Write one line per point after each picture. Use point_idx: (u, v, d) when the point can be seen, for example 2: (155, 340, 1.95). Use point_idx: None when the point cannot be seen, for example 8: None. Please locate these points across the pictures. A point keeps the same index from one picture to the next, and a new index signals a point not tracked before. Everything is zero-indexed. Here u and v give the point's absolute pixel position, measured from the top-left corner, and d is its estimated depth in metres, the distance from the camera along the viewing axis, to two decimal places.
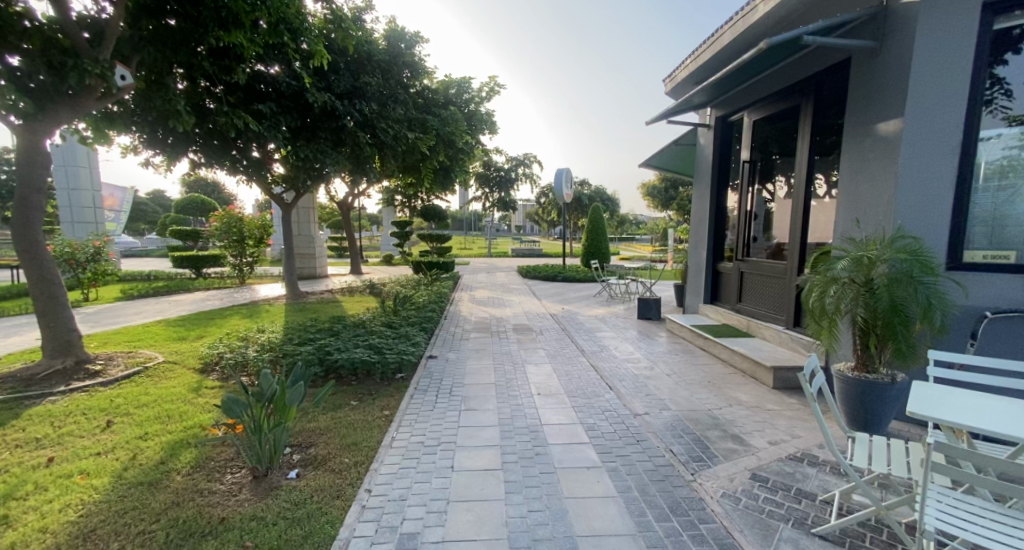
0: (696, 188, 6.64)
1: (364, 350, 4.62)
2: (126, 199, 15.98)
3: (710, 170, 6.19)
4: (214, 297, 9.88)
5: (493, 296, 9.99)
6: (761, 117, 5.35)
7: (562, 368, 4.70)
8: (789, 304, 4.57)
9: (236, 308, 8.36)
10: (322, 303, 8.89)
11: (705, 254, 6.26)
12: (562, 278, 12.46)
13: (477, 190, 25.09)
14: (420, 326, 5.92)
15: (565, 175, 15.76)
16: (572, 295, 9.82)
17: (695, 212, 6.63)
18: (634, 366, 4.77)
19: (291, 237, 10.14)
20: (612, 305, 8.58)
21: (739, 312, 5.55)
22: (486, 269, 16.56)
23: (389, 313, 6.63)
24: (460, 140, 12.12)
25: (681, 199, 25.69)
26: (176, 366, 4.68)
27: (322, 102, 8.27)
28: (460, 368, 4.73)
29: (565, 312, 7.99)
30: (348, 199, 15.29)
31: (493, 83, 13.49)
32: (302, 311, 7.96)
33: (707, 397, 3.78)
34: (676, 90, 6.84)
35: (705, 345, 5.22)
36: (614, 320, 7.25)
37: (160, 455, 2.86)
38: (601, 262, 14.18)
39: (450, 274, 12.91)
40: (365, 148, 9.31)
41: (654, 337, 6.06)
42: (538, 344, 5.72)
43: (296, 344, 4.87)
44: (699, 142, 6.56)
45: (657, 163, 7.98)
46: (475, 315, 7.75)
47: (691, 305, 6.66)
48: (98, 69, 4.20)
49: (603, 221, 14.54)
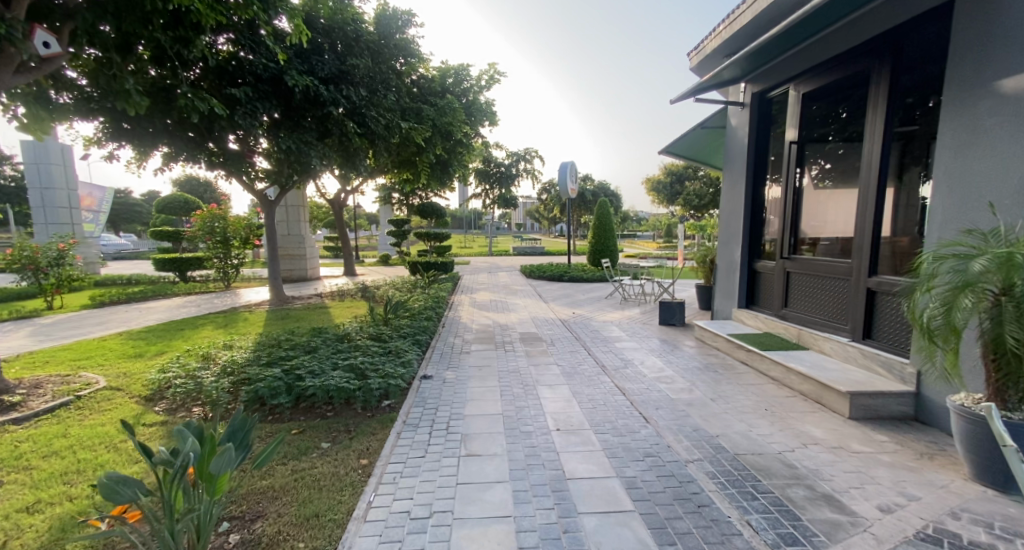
0: (725, 178, 5.89)
1: (343, 373, 3.84)
2: (106, 199, 15.22)
3: (744, 156, 5.42)
4: (192, 304, 9.10)
5: (496, 299, 9.20)
6: (812, 90, 4.58)
7: (582, 391, 3.90)
8: (856, 310, 3.79)
9: (213, 316, 7.57)
10: (309, 309, 8.13)
11: (740, 251, 5.50)
12: (568, 279, 11.67)
13: (476, 186, 24.28)
14: (412, 338, 5.14)
15: (569, 169, 14.95)
16: (581, 298, 9.02)
17: (726, 205, 5.86)
18: (668, 388, 3.96)
19: (276, 236, 9.34)
20: (627, 309, 7.77)
21: (783, 318, 4.78)
22: (487, 269, 15.75)
23: (379, 323, 5.84)
24: (458, 130, 11.33)
25: (688, 194, 24.84)
26: (117, 394, 3.85)
27: (304, 86, 7.60)
28: (459, 392, 3.93)
29: (577, 318, 7.20)
30: (342, 196, 14.50)
31: (493, 70, 12.68)
32: (285, 319, 7.18)
33: (771, 431, 2.99)
34: (702, 65, 6.11)
35: (748, 360, 4.42)
36: (633, 327, 6.44)
37: (41, 543, 2.05)
38: (609, 260, 13.36)
39: (450, 276, 12.13)
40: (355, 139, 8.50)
41: (682, 348, 5.25)
42: (550, 359, 4.92)
43: (264, 365, 4.07)
44: (729, 124, 5.80)
45: (676, 151, 7.20)
46: (477, 322, 6.95)
47: (722, 310, 5.88)
48: (6, 29, 3.36)
49: (611, 217, 13.72)
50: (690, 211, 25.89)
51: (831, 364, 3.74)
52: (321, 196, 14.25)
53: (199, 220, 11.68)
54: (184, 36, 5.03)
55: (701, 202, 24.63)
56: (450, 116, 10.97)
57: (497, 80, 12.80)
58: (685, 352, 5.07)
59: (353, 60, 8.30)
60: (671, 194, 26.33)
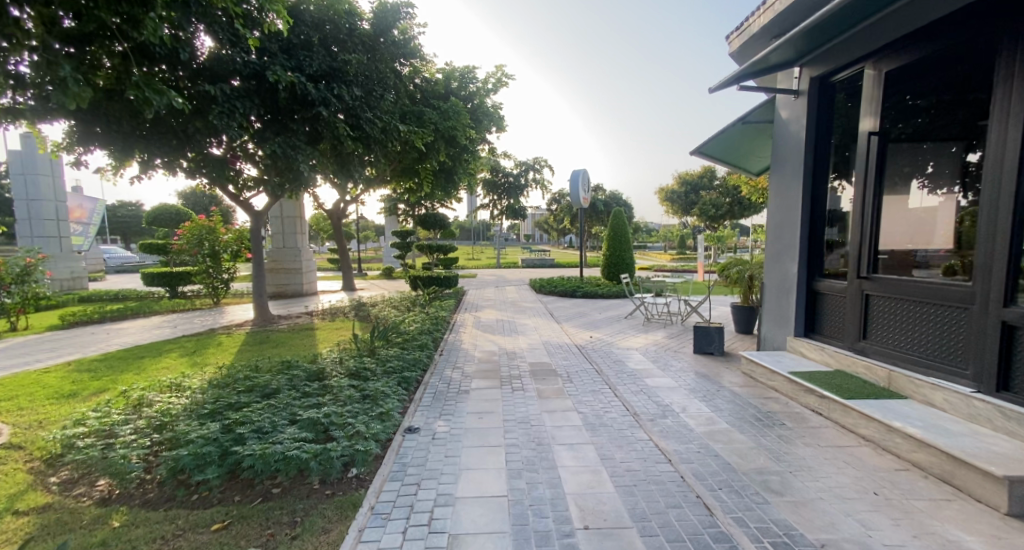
0: (774, 181, 4.99)
1: (300, 431, 2.93)
2: (97, 211, 14.64)
3: (800, 154, 4.53)
4: (170, 323, 8.30)
5: (503, 319, 8.28)
6: (900, 68, 3.67)
7: (613, 455, 2.99)
8: (984, 349, 2.94)
9: (185, 338, 6.75)
10: (294, 332, 7.30)
11: (796, 268, 4.58)
12: (581, 295, 10.77)
13: (484, 195, 23.47)
14: (399, 376, 4.24)
15: (581, 177, 14.08)
16: (597, 318, 8.09)
17: (776, 213, 4.94)
18: (727, 450, 3.03)
19: (261, 250, 8.52)
20: (651, 332, 6.84)
21: (860, 354, 3.82)
22: (494, 283, 14.87)
23: (363, 353, 4.93)
24: (462, 135, 10.53)
25: (704, 204, 23.88)
26: (10, 457, 2.99)
27: (289, 82, 6.85)
28: (452, 455, 3.02)
29: (595, 342, 6.28)
30: (341, 206, 13.73)
31: (501, 72, 11.90)
32: (264, 345, 6.34)
33: (903, 540, 2.14)
34: (743, 50, 5.20)
35: (820, 409, 3.47)
36: (662, 356, 5.48)
37: None
38: (625, 274, 12.42)
39: (453, 292, 11.27)
40: (349, 144, 7.70)
41: (728, 386, 4.30)
42: (568, 401, 4.01)
43: (203, 417, 3.15)
44: (776, 118, 4.92)
45: (709, 152, 6.32)
46: (480, 348, 6.03)
47: (771, 338, 4.95)
48: None
49: (626, 228, 12.78)
50: (706, 221, 24.84)
51: (952, 425, 2.86)
52: (319, 206, 13.49)
53: (187, 232, 10.92)
54: (132, 15, 4.27)
55: (720, 212, 23.54)
56: (454, 120, 10.17)
57: (505, 83, 12.00)
58: (734, 392, 4.12)
59: (345, 55, 7.52)
60: (687, 204, 25.19)
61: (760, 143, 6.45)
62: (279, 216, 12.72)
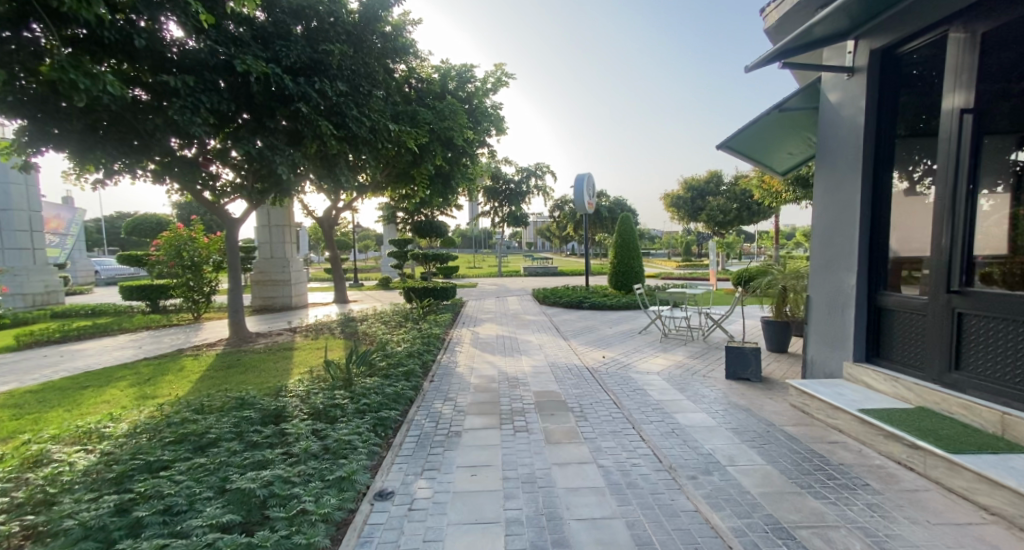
0: (820, 177, 4.21)
1: (220, 514, 2.15)
2: (76, 221, 14.09)
3: (859, 142, 3.74)
4: (137, 342, 7.58)
5: (503, 335, 7.50)
6: (1000, 28, 2.88)
7: (652, 540, 2.23)
8: None
9: (146, 362, 6.02)
10: (271, 353, 6.55)
11: (854, 280, 3.79)
12: (588, 306, 10.01)
13: (484, 203, 22.78)
14: (374, 417, 3.45)
15: (587, 181, 13.34)
16: (609, 333, 7.30)
17: (824, 215, 4.16)
18: (804, 530, 2.25)
19: (238, 261, 7.79)
20: (672, 351, 6.05)
21: (949, 389, 3.06)
22: (495, 293, 14.10)
23: (336, 384, 4.15)
24: (459, 136, 9.82)
25: (711, 209, 23.13)
26: None
27: (262, 74, 6.11)
28: (434, 540, 2.26)
29: (609, 364, 5.50)
30: (332, 214, 13.00)
31: (500, 70, 11.23)
32: (231, 371, 5.58)
33: None
34: (780, 25, 4.44)
35: (911, 463, 2.70)
36: (688, 382, 4.69)
37: None
38: (635, 284, 11.64)
39: (451, 304, 10.50)
40: (333, 145, 6.97)
41: (778, 425, 3.52)
42: (584, 449, 3.22)
43: (96, 494, 2.38)
44: (822, 102, 4.14)
45: (736, 146, 5.59)
46: (477, 373, 5.24)
47: (821, 362, 4.16)
48: None
49: (635, 235, 11.99)
50: (713, 228, 24.09)
51: None
52: (309, 214, 12.77)
53: (164, 242, 10.19)
54: None
55: (726, 218, 22.98)
56: (450, 121, 9.50)
57: (504, 82, 11.29)
58: (788, 434, 3.34)
59: (327, 46, 6.79)
60: (694, 210, 24.43)
61: (793, 134, 5.70)
62: (266, 225, 11.99)
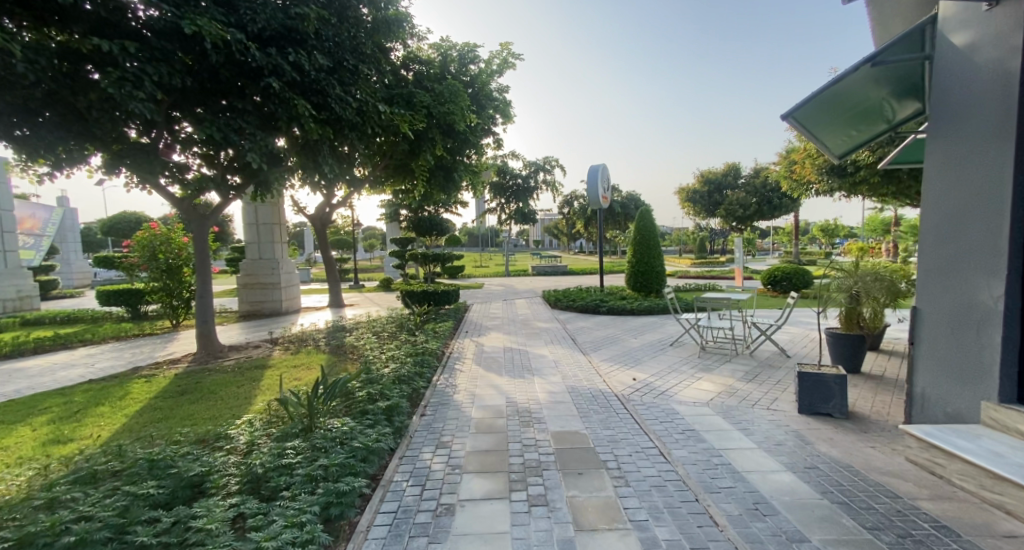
0: (934, 153, 3.14)
1: None
2: (53, 221, 13.27)
3: (1008, 96, 2.67)
4: (93, 358, 6.66)
5: (511, 348, 6.47)
6: None
7: None
8: None
9: (87, 387, 5.08)
10: (237, 373, 5.57)
11: (999, 289, 2.70)
12: (606, 311, 8.96)
13: (491, 199, 21.73)
14: (330, 490, 2.43)
15: (601, 173, 12.27)
16: (634, 346, 6.24)
17: (941, 200, 3.08)
18: None
19: (208, 264, 6.81)
20: (715, 370, 4.99)
21: None
22: (502, 295, 13.07)
23: (293, 429, 3.14)
24: (461, 122, 8.80)
25: (729, 204, 21.94)
26: None
27: (222, 41, 5.10)
28: None
29: (641, 389, 4.46)
30: (325, 211, 12.04)
31: (508, 51, 10.21)
32: (181, 398, 4.63)
33: None
34: None
35: None
36: (750, 417, 3.63)
37: None
38: (655, 286, 10.57)
39: (453, 310, 9.50)
40: (314, 129, 5.99)
41: (906, 495, 2.47)
42: (632, 543, 2.20)
43: None
44: (942, 48, 3.08)
45: (803, 118, 4.50)
46: (479, 404, 4.20)
47: (936, 398, 3.09)
48: None
49: (655, 231, 10.88)
50: (732, 223, 22.75)
51: None
52: (299, 211, 11.84)
53: (137, 243, 9.26)
54: None
55: (746, 213, 21.61)
56: (450, 103, 8.47)
57: (511, 63, 10.23)
58: (930, 515, 2.29)
59: (301, 9, 5.73)
60: (710, 204, 23.26)
61: (881, 99, 4.62)
62: (253, 223, 11.11)
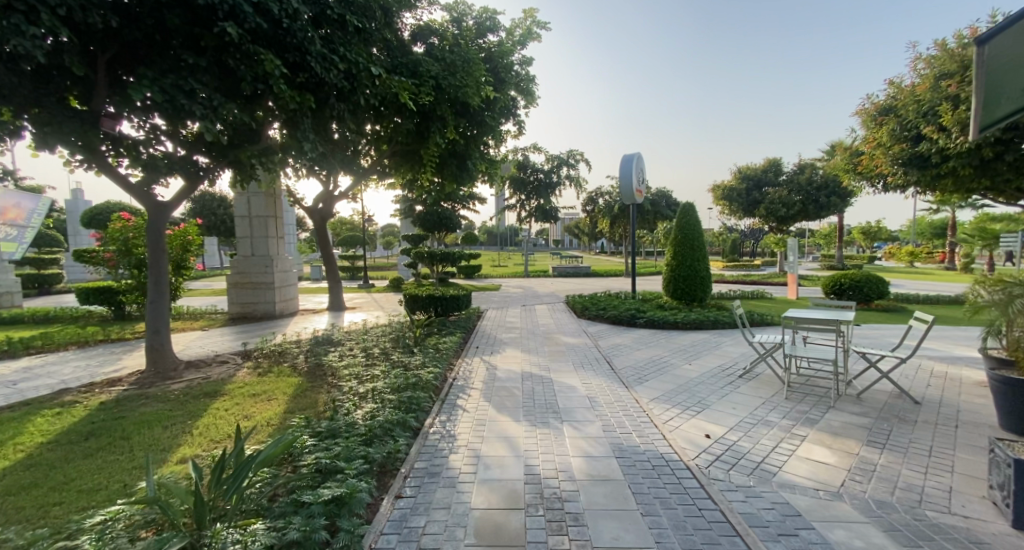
0: None
1: None
2: (38, 212, 12.28)
3: None
4: (27, 373, 5.50)
5: (531, 374, 5.09)
6: None
7: None
8: None
9: None
10: (178, 402, 4.32)
11: None
12: (643, 323, 7.51)
13: (510, 196, 20.39)
14: None
15: (635, 164, 10.77)
16: (693, 376, 4.80)
17: None
18: None
19: (164, 262, 5.58)
20: (820, 424, 3.53)
21: None
22: (522, 299, 11.70)
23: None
24: (477, 98, 7.46)
25: (769, 203, 20.10)
26: None
27: None
28: None
29: (721, 455, 3.04)
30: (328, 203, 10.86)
31: (534, 19, 8.83)
32: (80, 446, 3.38)
33: None
34: None
35: None
36: (929, 531, 2.20)
37: None
38: (700, 296, 9.10)
39: (464, 317, 8.18)
40: (286, 93, 4.72)
41: None
42: None
43: None
44: None
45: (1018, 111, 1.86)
46: (485, 478, 2.81)
47: None
48: None
49: (699, 227, 9.31)
50: (772, 222, 20.89)
51: None
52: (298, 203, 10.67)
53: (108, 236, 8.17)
54: None
55: (789, 213, 19.75)
56: (462, 74, 7.11)
57: (536, 34, 8.83)
58: None
59: None
60: (748, 203, 21.19)
61: None
62: (246, 216, 9.98)
